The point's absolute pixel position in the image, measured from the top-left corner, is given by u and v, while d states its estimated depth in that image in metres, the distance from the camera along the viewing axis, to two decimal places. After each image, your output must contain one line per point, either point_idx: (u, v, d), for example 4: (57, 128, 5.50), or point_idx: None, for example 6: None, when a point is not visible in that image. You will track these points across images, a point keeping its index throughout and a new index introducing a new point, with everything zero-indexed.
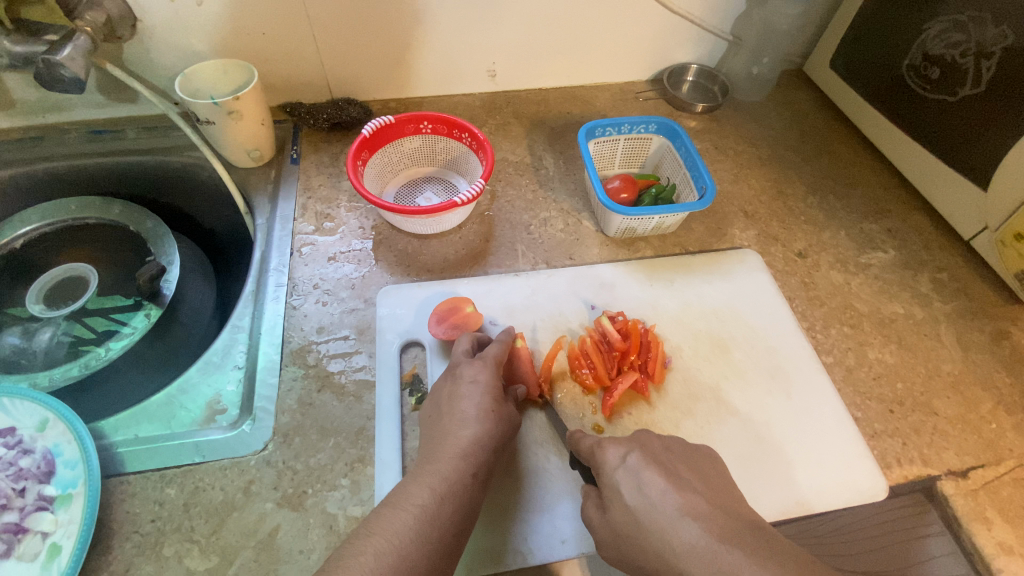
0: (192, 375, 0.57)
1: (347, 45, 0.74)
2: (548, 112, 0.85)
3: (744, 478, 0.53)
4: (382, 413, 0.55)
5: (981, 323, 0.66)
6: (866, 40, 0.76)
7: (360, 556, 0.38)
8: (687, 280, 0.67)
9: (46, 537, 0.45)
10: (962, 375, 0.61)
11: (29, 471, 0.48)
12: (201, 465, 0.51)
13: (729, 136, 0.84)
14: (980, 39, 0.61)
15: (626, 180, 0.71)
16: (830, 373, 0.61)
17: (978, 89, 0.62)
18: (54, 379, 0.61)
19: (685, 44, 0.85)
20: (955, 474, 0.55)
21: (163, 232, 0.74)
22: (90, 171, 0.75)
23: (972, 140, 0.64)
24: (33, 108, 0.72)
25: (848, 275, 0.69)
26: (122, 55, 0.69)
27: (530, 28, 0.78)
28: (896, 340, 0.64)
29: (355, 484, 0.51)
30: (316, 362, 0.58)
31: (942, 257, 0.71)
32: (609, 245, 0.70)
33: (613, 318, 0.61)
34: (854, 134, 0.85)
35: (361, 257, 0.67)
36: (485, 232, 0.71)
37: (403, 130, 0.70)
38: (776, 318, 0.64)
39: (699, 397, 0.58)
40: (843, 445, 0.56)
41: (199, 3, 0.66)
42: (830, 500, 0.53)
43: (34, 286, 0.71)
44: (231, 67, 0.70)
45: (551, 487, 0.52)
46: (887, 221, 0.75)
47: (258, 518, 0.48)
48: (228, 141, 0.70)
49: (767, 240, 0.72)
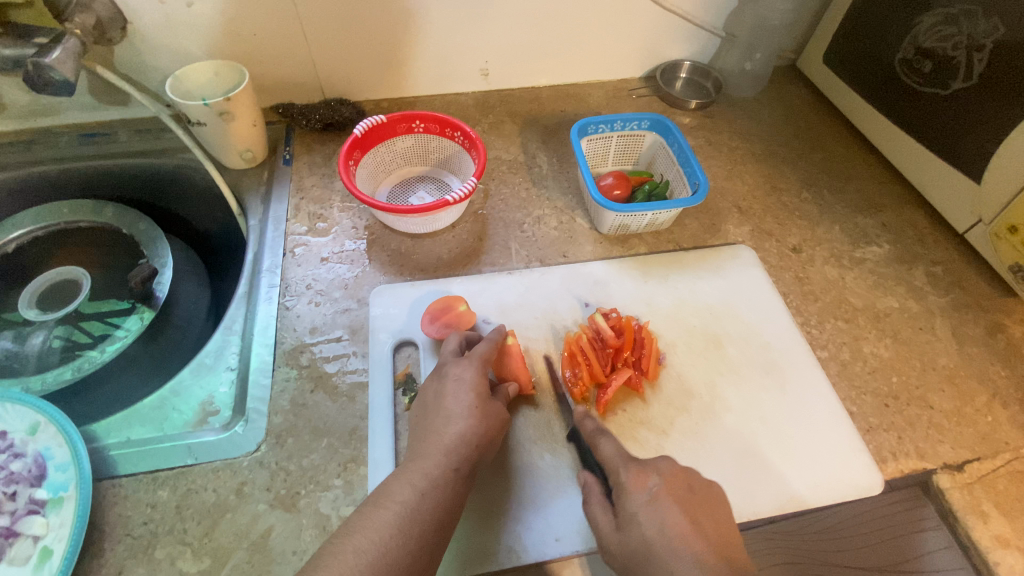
0: (185, 377, 0.57)
1: (339, 45, 0.74)
2: (541, 110, 0.85)
3: (738, 473, 0.53)
4: (375, 413, 0.55)
5: (976, 316, 0.65)
6: (858, 34, 0.76)
7: (338, 555, 0.38)
8: (680, 276, 0.67)
9: (37, 540, 0.45)
10: (957, 368, 0.61)
11: (21, 475, 0.48)
12: (193, 467, 0.51)
13: (724, 132, 0.84)
14: (971, 32, 0.61)
15: (619, 177, 0.71)
16: (825, 368, 0.61)
17: (970, 82, 0.62)
18: (47, 383, 0.62)
19: (678, 41, 0.85)
20: (950, 467, 0.54)
21: (155, 233, 0.74)
22: (83, 174, 0.75)
23: (965, 133, 0.64)
24: (24, 112, 0.72)
25: (843, 269, 0.69)
26: (113, 57, 0.69)
27: (521, 27, 0.78)
28: (891, 334, 0.64)
29: (348, 484, 0.51)
30: (309, 363, 0.58)
31: (937, 251, 0.71)
32: (603, 242, 0.70)
33: (608, 315, 0.61)
34: (849, 129, 0.85)
35: (354, 257, 0.67)
36: (479, 231, 0.71)
37: (395, 129, 0.70)
38: (770, 313, 0.64)
39: (694, 394, 0.57)
40: (837, 439, 0.56)
41: (189, 5, 0.66)
42: (825, 495, 0.53)
43: (27, 290, 0.71)
44: (222, 69, 0.70)
45: (538, 483, 0.51)
46: (882, 215, 0.74)
47: (251, 520, 0.48)
48: (221, 143, 0.70)
49: (761, 235, 0.72)
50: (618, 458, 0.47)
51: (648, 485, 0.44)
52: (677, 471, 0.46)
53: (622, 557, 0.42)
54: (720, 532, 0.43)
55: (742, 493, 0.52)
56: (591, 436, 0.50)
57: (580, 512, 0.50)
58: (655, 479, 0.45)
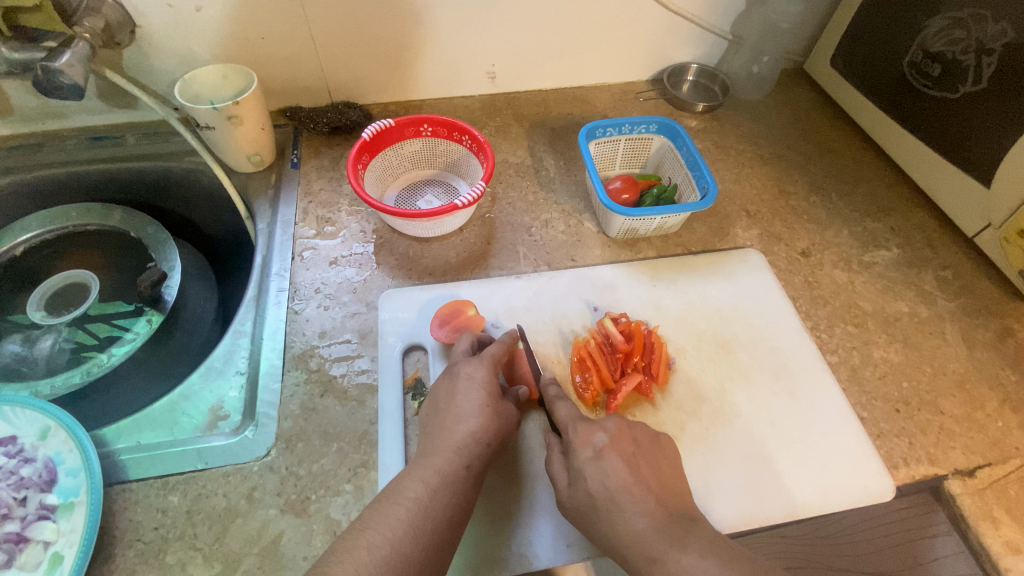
0: (194, 381, 0.57)
1: (346, 48, 0.74)
2: (548, 114, 0.85)
3: (749, 478, 0.53)
4: (384, 417, 0.54)
5: (985, 320, 0.65)
6: (866, 37, 0.76)
7: (352, 551, 0.38)
8: (689, 280, 0.67)
9: (48, 546, 0.45)
10: (967, 373, 0.61)
11: (31, 480, 0.48)
12: (203, 472, 0.51)
13: (731, 135, 0.84)
14: (981, 35, 0.61)
15: (627, 181, 0.71)
16: (835, 373, 0.61)
17: (979, 86, 0.62)
18: (55, 388, 0.62)
19: (685, 43, 0.85)
20: (961, 473, 0.54)
21: (163, 237, 0.75)
22: (91, 178, 0.75)
23: (974, 136, 0.64)
24: (32, 115, 0.72)
25: (852, 273, 0.69)
26: (121, 60, 0.69)
27: (528, 30, 0.78)
28: (901, 339, 0.63)
29: (358, 489, 0.50)
30: (318, 367, 0.58)
31: (946, 255, 0.71)
32: (611, 246, 0.70)
33: (616, 320, 0.61)
34: (856, 133, 0.85)
35: (362, 260, 0.67)
36: (486, 235, 0.70)
37: (403, 133, 0.70)
38: (779, 317, 0.64)
39: (704, 398, 0.57)
40: (848, 445, 0.55)
41: (197, 8, 0.66)
42: (836, 501, 0.52)
43: (35, 293, 0.71)
44: (230, 72, 0.70)
45: (545, 489, 0.51)
46: (890, 219, 0.74)
47: (262, 525, 0.48)
48: (228, 146, 0.70)
49: (770, 239, 0.72)
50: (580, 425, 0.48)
51: (595, 441, 0.47)
52: (633, 436, 0.48)
53: (575, 509, 0.45)
54: (661, 482, 0.46)
55: (753, 499, 0.52)
56: (555, 404, 0.51)
57: None
58: (602, 435, 0.48)
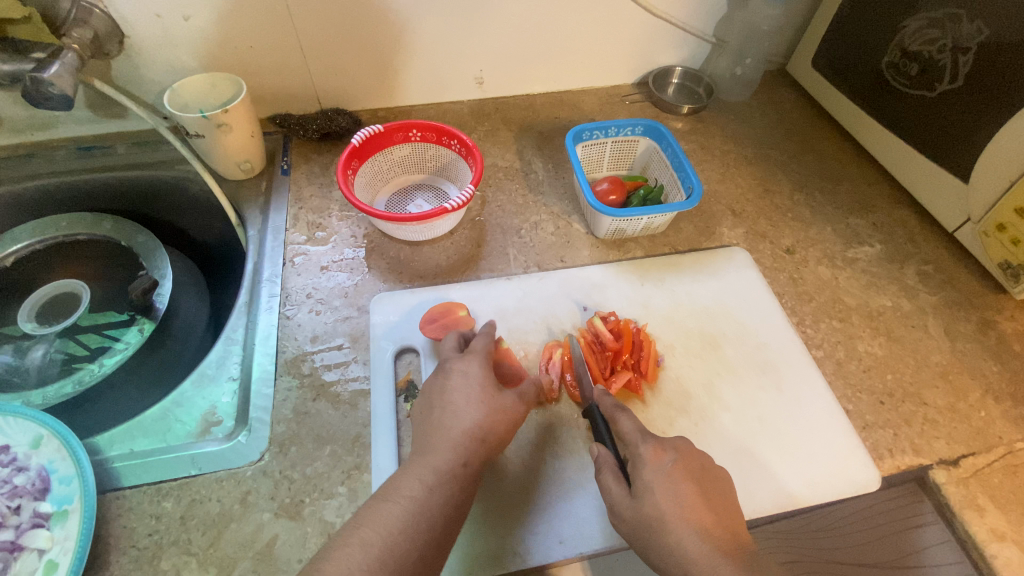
0: (187, 388, 0.57)
1: (335, 57, 0.75)
2: (536, 117, 0.86)
3: (738, 471, 0.54)
4: (377, 420, 0.55)
5: (967, 313, 0.66)
6: (846, 39, 0.77)
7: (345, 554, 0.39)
8: (677, 279, 0.68)
9: (42, 553, 0.45)
10: (951, 364, 0.62)
11: (24, 489, 0.48)
12: (196, 478, 0.51)
13: (716, 136, 0.85)
14: (956, 34, 0.62)
15: (614, 182, 0.72)
16: (820, 367, 0.62)
17: (956, 83, 0.63)
18: (48, 397, 0.62)
19: (669, 47, 0.86)
20: (946, 462, 0.55)
21: (154, 246, 0.75)
22: (81, 188, 0.75)
23: (953, 132, 0.65)
24: (21, 125, 0.72)
25: (836, 269, 0.70)
26: (111, 71, 0.70)
27: (514, 35, 0.79)
28: (885, 333, 0.65)
29: (352, 492, 0.51)
30: (310, 372, 0.58)
31: (928, 250, 0.72)
32: (600, 246, 0.71)
33: (605, 319, 0.62)
34: (839, 131, 0.87)
35: (354, 265, 0.67)
36: (477, 237, 0.71)
37: (392, 138, 0.70)
38: (766, 314, 0.65)
39: (693, 395, 0.58)
40: (834, 437, 0.56)
41: (185, 18, 0.67)
42: (824, 493, 0.53)
43: (26, 303, 0.71)
44: (219, 81, 0.71)
45: (563, 472, 0.53)
46: (872, 216, 0.76)
47: (256, 529, 0.48)
48: (219, 155, 0.70)
49: (755, 237, 0.73)
50: (636, 433, 0.48)
51: (665, 460, 0.46)
52: (694, 451, 0.47)
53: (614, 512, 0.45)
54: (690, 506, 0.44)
55: (741, 494, 0.53)
56: (611, 410, 0.51)
57: (585, 515, 0.51)
58: (670, 455, 0.46)
